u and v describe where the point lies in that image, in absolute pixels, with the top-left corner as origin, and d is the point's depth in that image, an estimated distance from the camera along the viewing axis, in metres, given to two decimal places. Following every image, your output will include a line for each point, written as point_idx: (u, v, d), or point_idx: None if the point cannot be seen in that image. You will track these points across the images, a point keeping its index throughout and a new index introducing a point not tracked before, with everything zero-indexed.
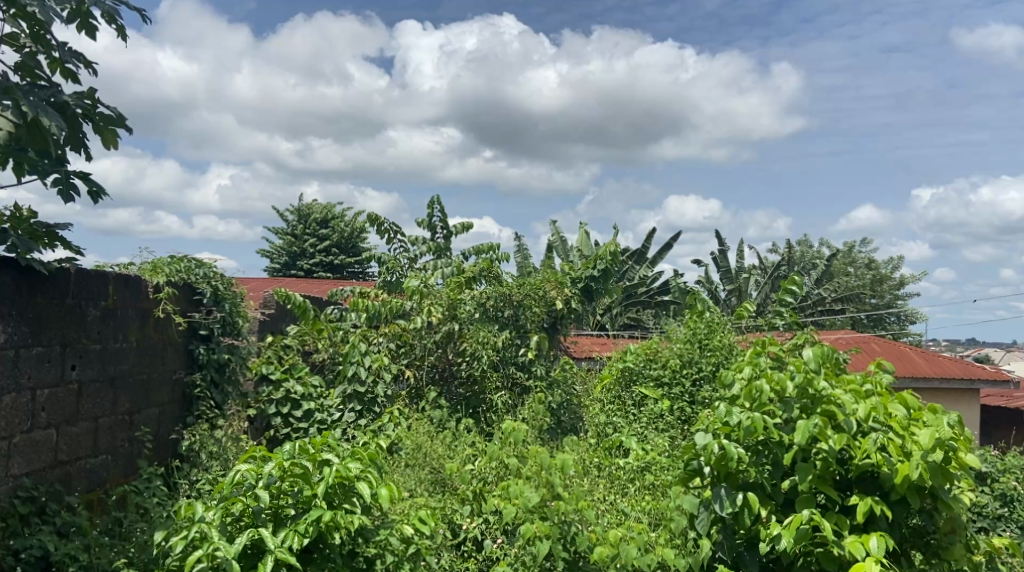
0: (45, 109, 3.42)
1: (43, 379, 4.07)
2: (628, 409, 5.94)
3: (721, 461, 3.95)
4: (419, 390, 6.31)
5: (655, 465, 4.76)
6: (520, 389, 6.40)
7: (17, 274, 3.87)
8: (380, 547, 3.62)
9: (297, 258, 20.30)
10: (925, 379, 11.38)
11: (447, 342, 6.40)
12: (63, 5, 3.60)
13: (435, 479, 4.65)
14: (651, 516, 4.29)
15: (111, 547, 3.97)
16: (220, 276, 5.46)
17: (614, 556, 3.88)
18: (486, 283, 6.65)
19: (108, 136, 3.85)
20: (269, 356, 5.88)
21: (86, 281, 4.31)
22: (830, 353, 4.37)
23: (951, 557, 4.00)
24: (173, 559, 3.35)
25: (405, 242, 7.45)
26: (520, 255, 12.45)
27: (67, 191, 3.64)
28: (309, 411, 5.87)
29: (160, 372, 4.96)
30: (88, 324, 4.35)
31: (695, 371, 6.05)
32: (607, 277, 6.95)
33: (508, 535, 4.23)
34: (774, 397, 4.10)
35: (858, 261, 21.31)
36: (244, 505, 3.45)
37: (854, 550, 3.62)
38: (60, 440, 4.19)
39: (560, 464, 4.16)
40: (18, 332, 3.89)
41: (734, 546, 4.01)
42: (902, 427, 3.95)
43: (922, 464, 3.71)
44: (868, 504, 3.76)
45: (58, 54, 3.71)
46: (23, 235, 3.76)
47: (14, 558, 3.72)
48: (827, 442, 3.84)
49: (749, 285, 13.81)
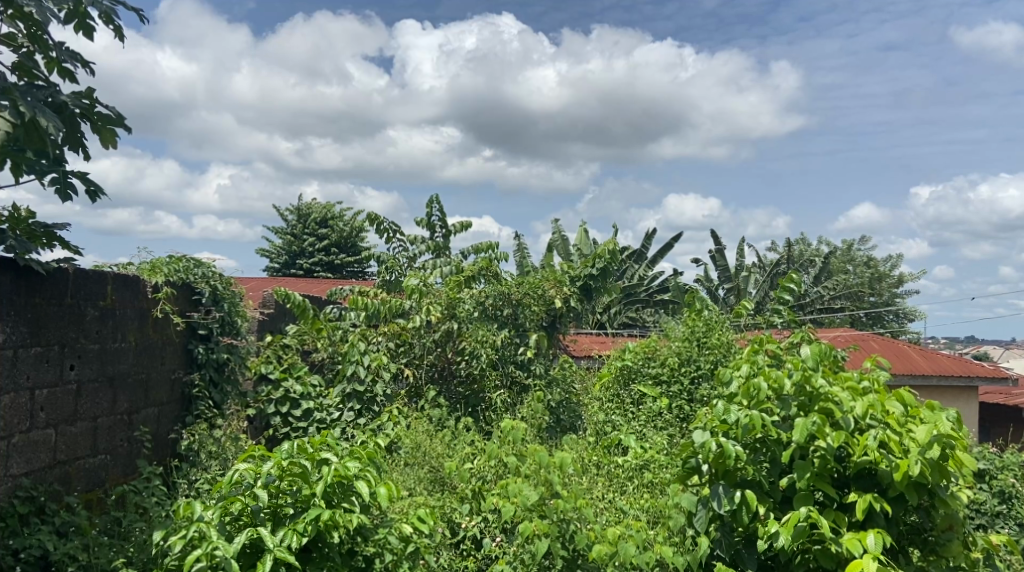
0: (43, 109, 3.40)
1: (42, 379, 4.07)
2: (627, 407, 5.94)
3: (719, 458, 3.95)
4: (419, 389, 6.32)
5: (653, 463, 4.77)
6: (520, 388, 6.41)
7: (15, 274, 3.87)
8: (380, 546, 3.63)
9: (297, 258, 20.32)
10: (925, 377, 11.39)
11: (446, 341, 6.41)
12: (61, 5, 3.60)
13: (434, 478, 4.64)
14: (649, 514, 4.29)
15: (111, 547, 3.98)
16: (219, 275, 5.47)
17: (613, 554, 3.88)
18: (486, 282, 6.64)
19: (106, 136, 3.85)
20: (269, 356, 5.88)
21: (85, 281, 4.31)
22: (827, 351, 4.37)
23: (948, 554, 4.01)
24: (172, 559, 3.36)
25: (404, 241, 7.44)
26: (520, 254, 12.47)
27: (64, 190, 3.65)
28: (308, 410, 5.88)
29: (159, 371, 4.97)
30: (87, 324, 4.36)
31: (694, 369, 6.06)
32: (606, 275, 6.94)
33: (507, 533, 4.23)
34: (772, 394, 4.10)
35: (858, 259, 21.30)
36: (243, 504, 3.45)
37: (852, 547, 3.63)
38: (59, 439, 4.19)
39: (558, 462, 4.16)
40: (17, 332, 3.90)
41: (732, 544, 4.02)
42: (900, 424, 3.96)
43: (920, 461, 3.72)
44: (866, 501, 3.77)
45: (56, 54, 3.71)
46: (21, 235, 3.76)
47: (14, 558, 3.73)
48: (826, 440, 3.85)
49: (748, 284, 13.82)
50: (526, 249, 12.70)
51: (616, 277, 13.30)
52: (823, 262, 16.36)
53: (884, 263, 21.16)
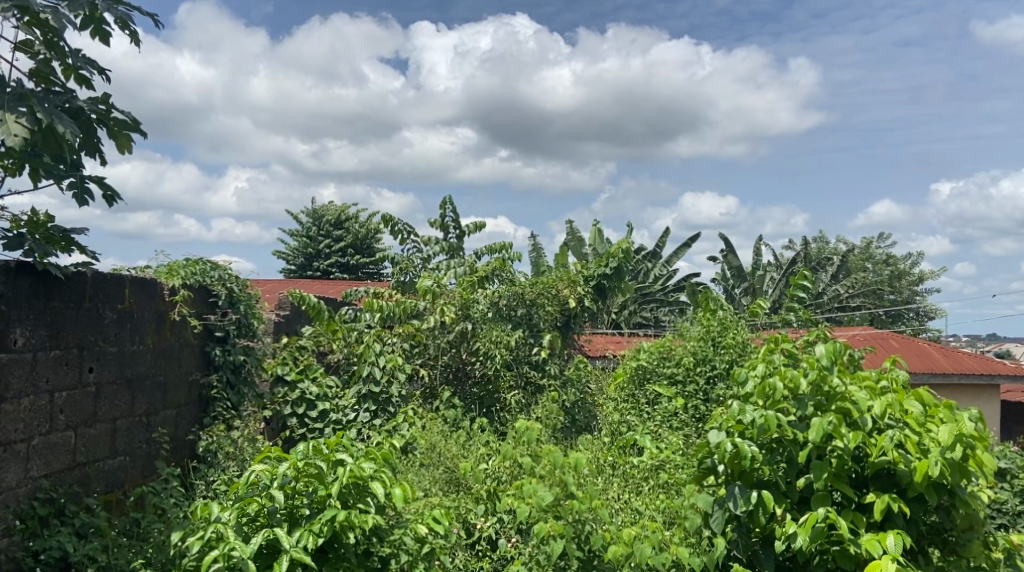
0: (60, 115, 3.44)
1: (61, 382, 4.11)
2: (642, 408, 5.96)
3: (735, 459, 3.96)
4: (433, 390, 6.32)
5: (670, 463, 4.74)
6: (534, 388, 6.41)
7: (33, 278, 3.90)
8: (395, 546, 3.64)
9: (314, 259, 20.43)
10: (945, 375, 11.30)
11: (460, 342, 6.39)
12: (77, 12, 3.62)
13: (449, 479, 4.65)
14: (664, 515, 4.25)
15: (130, 547, 4.02)
16: (236, 277, 5.49)
17: (629, 555, 3.87)
18: (499, 282, 6.69)
19: (122, 140, 3.87)
20: (285, 357, 5.91)
21: (103, 284, 4.35)
22: (844, 349, 4.30)
23: (969, 554, 4.00)
24: (190, 560, 3.40)
25: (418, 242, 7.45)
26: (534, 254, 12.49)
27: (82, 194, 3.67)
28: (325, 411, 5.95)
29: (177, 374, 5.01)
30: (105, 327, 4.39)
31: (708, 368, 6.03)
32: (620, 275, 6.91)
33: (522, 534, 4.21)
34: (788, 394, 4.09)
35: (876, 257, 21.16)
36: (259, 505, 3.48)
37: (871, 549, 3.60)
38: (79, 441, 4.23)
39: (573, 463, 4.16)
40: (36, 335, 3.94)
41: (750, 545, 4.04)
42: (918, 424, 3.95)
43: (939, 462, 3.70)
44: (885, 501, 3.73)
45: (72, 61, 3.74)
46: (40, 239, 3.78)
47: (34, 560, 3.79)
48: (843, 440, 3.83)
49: (764, 283, 13.81)
50: (541, 249, 12.72)
51: (632, 277, 13.32)
52: (841, 260, 16.26)
53: (903, 261, 20.98)
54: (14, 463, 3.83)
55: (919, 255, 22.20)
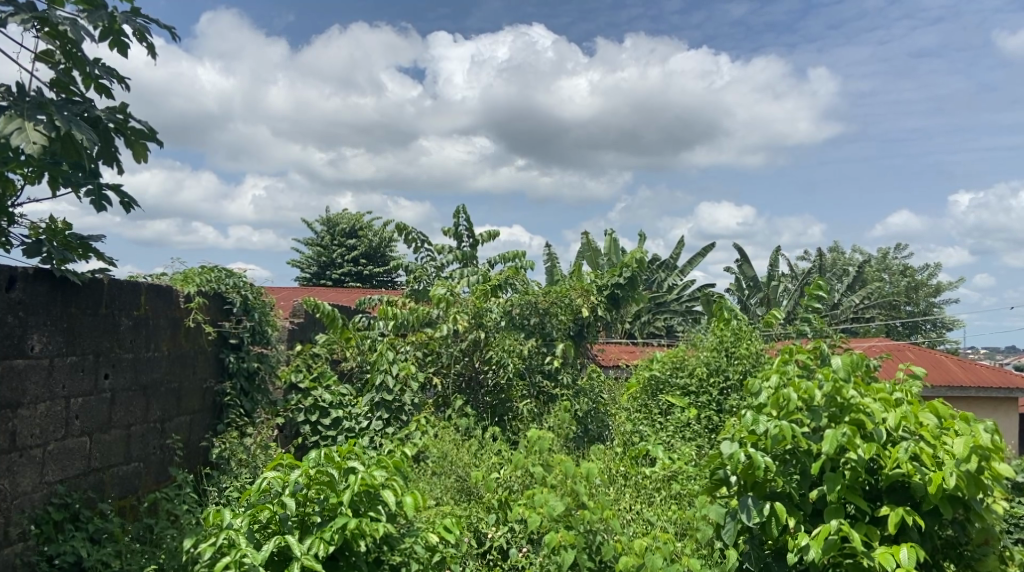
0: (78, 123, 3.48)
1: (78, 388, 4.15)
2: (654, 417, 5.99)
3: (748, 469, 3.94)
4: (446, 399, 6.37)
5: (682, 474, 4.76)
6: (547, 397, 6.44)
7: (51, 284, 3.95)
8: (405, 555, 3.65)
9: (329, 268, 20.54)
10: (963, 389, 11.24)
11: (472, 350, 6.40)
12: (96, 23, 3.66)
13: (461, 488, 4.61)
14: (676, 526, 4.21)
15: (143, 554, 4.04)
16: (251, 285, 5.51)
17: (640, 566, 3.82)
18: (512, 290, 6.68)
19: (139, 150, 3.90)
20: (297, 365, 5.94)
21: (119, 291, 4.39)
22: (859, 361, 4.26)
23: (984, 569, 3.97)
24: (203, 565, 3.43)
25: (431, 250, 7.46)
26: (548, 262, 12.53)
27: (99, 201, 3.71)
28: (337, 419, 5.93)
29: (192, 380, 5.05)
30: (121, 334, 4.43)
31: (722, 379, 6.00)
32: (633, 284, 6.94)
33: (533, 543, 4.21)
34: (803, 405, 4.05)
35: (894, 268, 21.10)
36: (270, 512, 3.49)
37: (885, 562, 3.57)
38: (94, 447, 4.26)
39: (585, 473, 4.17)
40: (53, 341, 3.97)
41: (762, 557, 4.01)
42: (933, 437, 3.92)
43: (954, 473, 3.66)
44: (900, 515, 3.68)
45: (91, 71, 3.79)
46: (59, 246, 3.83)
47: (48, 564, 3.83)
48: (857, 451, 3.80)
49: (778, 294, 13.82)
50: (554, 258, 12.75)
51: (645, 286, 13.35)
52: (859, 270, 16.21)
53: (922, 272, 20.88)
54: (30, 468, 3.86)
55: (936, 267, 22.02)
